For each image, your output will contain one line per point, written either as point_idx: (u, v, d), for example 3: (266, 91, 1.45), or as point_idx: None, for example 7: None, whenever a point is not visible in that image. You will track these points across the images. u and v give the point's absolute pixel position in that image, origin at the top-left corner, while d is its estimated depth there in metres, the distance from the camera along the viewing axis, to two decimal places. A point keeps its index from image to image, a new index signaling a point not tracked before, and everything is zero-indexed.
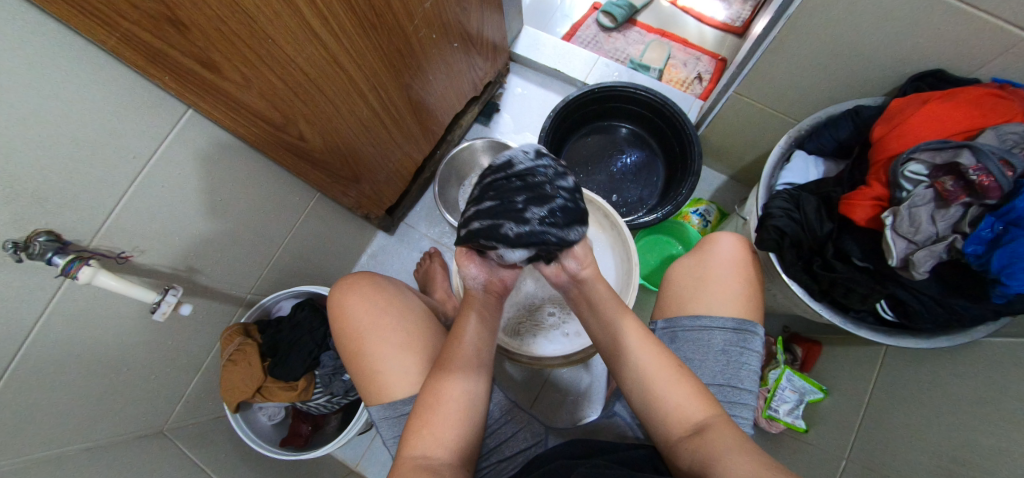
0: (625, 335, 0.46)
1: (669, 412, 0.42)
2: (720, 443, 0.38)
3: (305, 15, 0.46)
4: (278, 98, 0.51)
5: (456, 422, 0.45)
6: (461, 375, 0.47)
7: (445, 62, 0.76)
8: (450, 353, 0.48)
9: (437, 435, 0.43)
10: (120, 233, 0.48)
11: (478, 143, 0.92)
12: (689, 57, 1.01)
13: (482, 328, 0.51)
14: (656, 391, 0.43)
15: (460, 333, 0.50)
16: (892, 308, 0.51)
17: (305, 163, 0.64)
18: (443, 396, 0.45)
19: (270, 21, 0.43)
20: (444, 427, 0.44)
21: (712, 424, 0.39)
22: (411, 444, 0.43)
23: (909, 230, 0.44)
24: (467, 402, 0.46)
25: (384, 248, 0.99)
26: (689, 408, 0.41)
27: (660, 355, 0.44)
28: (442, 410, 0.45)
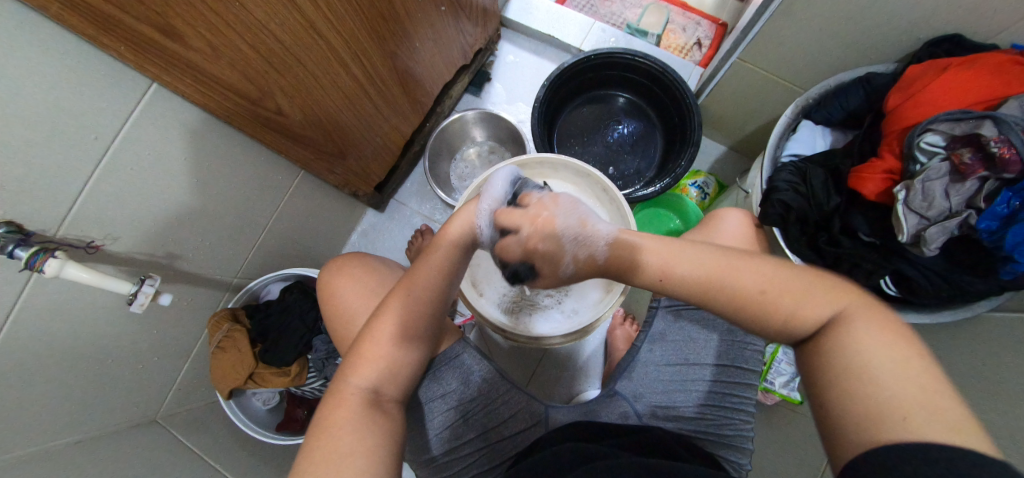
0: (685, 267, 0.35)
1: (778, 330, 0.32)
2: (866, 352, 0.28)
3: None
4: (251, 69, 0.47)
5: (398, 361, 0.43)
6: (414, 313, 0.44)
7: (431, 27, 0.70)
8: (408, 286, 0.44)
9: (378, 369, 0.42)
10: (90, 220, 0.45)
11: (470, 114, 0.86)
12: (688, 22, 0.96)
13: (454, 259, 0.45)
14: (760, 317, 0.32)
15: (427, 265, 0.45)
16: (896, 283, 0.51)
17: (284, 138, 0.59)
18: (390, 328, 0.43)
19: None
20: (384, 362, 0.43)
21: (842, 324, 0.30)
22: (352, 374, 0.41)
23: (921, 205, 0.43)
24: (409, 340, 0.44)
25: (374, 226, 0.96)
26: (811, 307, 0.31)
27: (753, 266, 0.33)
28: (382, 345, 0.43)
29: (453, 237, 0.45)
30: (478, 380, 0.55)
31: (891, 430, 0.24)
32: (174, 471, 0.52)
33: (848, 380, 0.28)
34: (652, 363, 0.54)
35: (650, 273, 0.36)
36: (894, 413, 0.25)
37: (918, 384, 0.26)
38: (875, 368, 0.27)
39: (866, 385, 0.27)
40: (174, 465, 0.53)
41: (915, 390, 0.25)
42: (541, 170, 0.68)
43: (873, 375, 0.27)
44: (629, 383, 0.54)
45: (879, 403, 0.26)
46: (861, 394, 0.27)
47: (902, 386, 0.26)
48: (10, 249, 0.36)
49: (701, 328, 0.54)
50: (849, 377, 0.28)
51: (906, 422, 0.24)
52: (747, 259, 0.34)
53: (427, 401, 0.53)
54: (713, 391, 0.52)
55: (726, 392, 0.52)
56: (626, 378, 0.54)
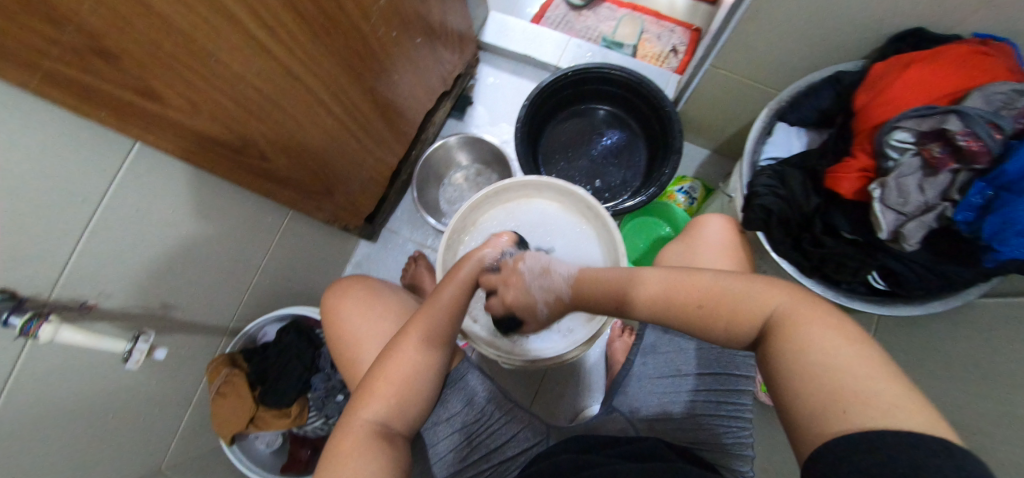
0: (651, 287, 0.39)
1: (730, 330, 0.34)
2: (808, 333, 0.30)
3: (249, 26, 0.43)
4: (232, 120, 0.49)
5: (407, 395, 0.44)
6: (425, 346, 0.45)
7: (409, 59, 0.72)
8: (412, 325, 0.46)
9: (387, 405, 0.42)
10: (82, 280, 0.46)
11: (452, 140, 0.86)
12: (663, 30, 0.97)
13: (460, 297, 0.48)
14: (704, 328, 0.36)
15: (432, 305, 0.47)
16: (884, 278, 0.51)
17: (270, 183, 0.60)
18: (400, 362, 0.44)
19: (210, 34, 0.40)
20: (394, 393, 0.43)
21: (782, 316, 0.32)
22: (362, 408, 0.42)
23: (897, 201, 0.44)
24: (417, 376, 0.44)
25: (368, 256, 0.96)
26: (745, 318, 0.34)
27: (693, 282, 0.37)
28: (392, 380, 0.43)
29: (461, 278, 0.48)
30: (481, 402, 0.56)
31: (831, 422, 0.26)
32: None
33: (789, 377, 0.30)
34: (644, 376, 0.55)
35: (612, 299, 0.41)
36: (830, 403, 0.26)
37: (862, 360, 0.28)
38: (804, 367, 0.29)
39: (802, 380, 0.29)
40: None
41: (846, 380, 0.27)
42: (526, 191, 0.69)
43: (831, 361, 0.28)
44: (625, 398, 0.54)
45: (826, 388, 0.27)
46: (798, 394, 0.28)
47: (826, 378, 0.28)
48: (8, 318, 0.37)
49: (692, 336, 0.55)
50: (785, 376, 0.30)
51: (838, 413, 0.26)
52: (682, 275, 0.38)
53: (432, 428, 0.54)
54: (712, 400, 0.51)
55: (724, 399, 0.51)
56: (621, 394, 0.55)
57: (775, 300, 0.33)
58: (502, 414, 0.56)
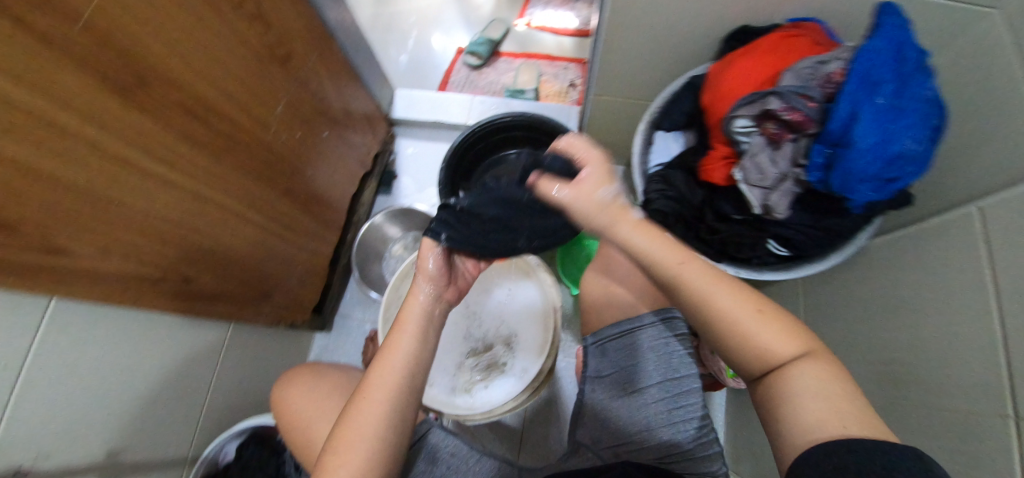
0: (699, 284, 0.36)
1: (758, 356, 0.34)
2: (817, 377, 0.32)
3: (145, 165, 0.47)
4: (147, 252, 0.50)
5: (376, 461, 0.37)
6: (385, 401, 0.39)
7: (321, 152, 0.77)
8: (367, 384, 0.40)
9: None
10: (16, 448, 0.44)
11: (378, 219, 0.88)
12: (558, 69, 1.06)
13: (418, 345, 0.43)
14: (742, 340, 0.34)
15: (385, 361, 0.41)
16: (783, 244, 0.54)
17: (199, 302, 0.61)
18: (363, 424, 0.38)
19: (108, 181, 0.43)
20: (360, 464, 0.37)
21: (807, 357, 0.33)
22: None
23: (757, 177, 0.48)
24: (381, 438, 0.38)
25: (325, 347, 0.96)
26: (775, 348, 0.34)
27: (743, 296, 0.35)
28: (359, 446, 0.37)
29: (407, 322, 0.43)
30: (446, 459, 0.54)
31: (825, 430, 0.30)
32: None
33: (792, 397, 0.32)
34: (598, 403, 0.56)
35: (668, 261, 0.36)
36: (835, 422, 0.30)
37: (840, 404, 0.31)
38: (811, 393, 0.32)
39: (807, 400, 0.32)
40: None
41: (851, 410, 0.30)
42: None
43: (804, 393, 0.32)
44: (586, 429, 0.56)
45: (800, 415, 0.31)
46: (801, 413, 0.31)
47: (832, 408, 0.31)
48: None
49: (627, 351, 0.56)
50: (786, 393, 0.33)
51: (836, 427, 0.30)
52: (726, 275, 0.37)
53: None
54: (662, 407, 0.53)
55: (673, 404, 0.53)
56: (582, 426, 0.56)
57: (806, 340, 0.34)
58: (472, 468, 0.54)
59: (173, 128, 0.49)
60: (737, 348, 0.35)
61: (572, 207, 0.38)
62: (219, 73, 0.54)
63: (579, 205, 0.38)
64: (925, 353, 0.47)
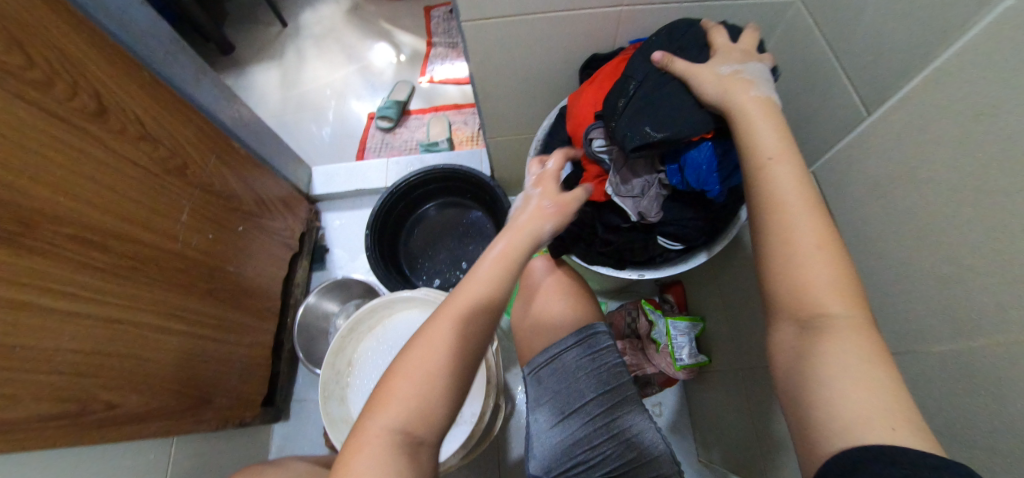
0: (789, 198, 0.38)
1: (796, 295, 0.36)
2: (867, 344, 0.33)
3: (49, 305, 0.47)
4: (70, 387, 0.49)
5: (437, 396, 0.39)
6: (459, 327, 0.40)
7: (239, 246, 0.78)
8: (453, 299, 0.42)
9: (405, 410, 0.37)
10: None
11: (312, 299, 0.87)
12: (466, 116, 1.14)
13: (495, 272, 0.44)
14: (785, 258, 0.37)
15: (469, 282, 0.43)
16: (673, 240, 0.59)
17: (138, 423, 0.59)
18: (427, 352, 0.39)
19: (11, 329, 0.43)
20: (415, 398, 0.38)
21: (862, 323, 0.34)
22: (379, 412, 0.37)
23: (626, 190, 0.55)
24: (446, 372, 0.39)
25: (286, 436, 0.93)
26: (818, 289, 0.35)
27: (815, 225, 0.36)
28: (410, 380, 0.38)
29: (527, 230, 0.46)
30: None
31: (864, 437, 0.29)
32: None
33: (827, 384, 0.33)
34: (541, 431, 0.58)
35: (759, 156, 0.40)
36: (879, 426, 0.30)
37: (888, 394, 0.31)
38: (851, 379, 0.32)
39: (842, 383, 0.32)
40: None
41: (893, 409, 0.30)
42: (378, 312, 0.71)
43: (838, 369, 0.33)
44: (536, 460, 0.57)
45: (830, 398, 0.32)
46: (837, 407, 0.32)
47: (870, 393, 0.31)
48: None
49: (558, 376, 0.58)
50: (818, 383, 0.33)
51: (882, 434, 0.29)
52: (807, 187, 0.38)
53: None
54: (598, 423, 0.55)
55: (608, 419, 0.55)
56: (532, 457, 0.57)
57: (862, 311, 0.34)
58: None
59: (73, 261, 0.50)
60: (785, 275, 0.37)
61: (713, 97, 0.44)
62: (117, 201, 0.56)
63: (716, 92, 0.44)
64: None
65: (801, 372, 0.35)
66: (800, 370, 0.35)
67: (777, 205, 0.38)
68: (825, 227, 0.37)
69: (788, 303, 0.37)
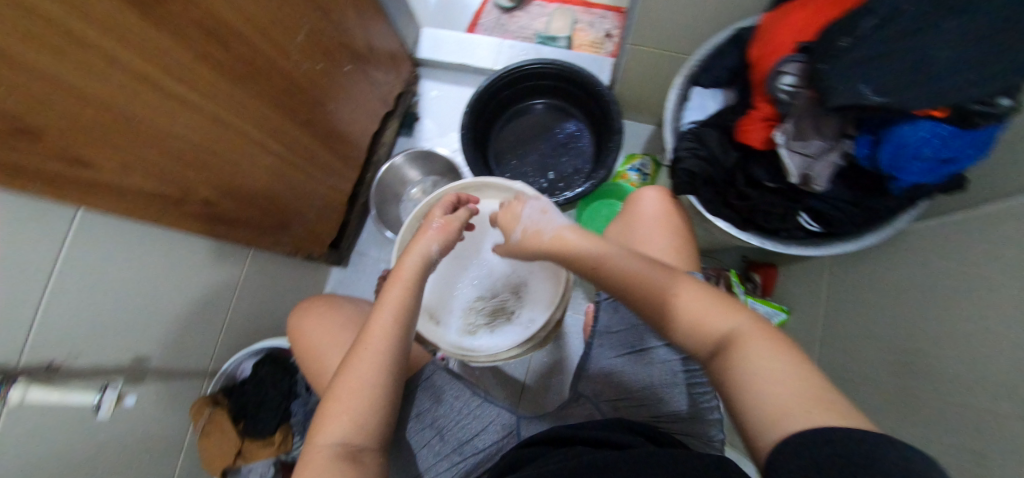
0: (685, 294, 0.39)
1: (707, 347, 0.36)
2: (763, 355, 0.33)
3: (167, 86, 0.46)
4: (169, 171, 0.51)
5: (370, 410, 0.44)
6: (377, 347, 0.46)
7: (342, 87, 0.75)
8: (369, 329, 0.48)
9: (345, 421, 0.43)
10: (49, 344, 0.49)
11: (399, 160, 0.88)
12: (594, 17, 1.00)
13: (404, 296, 0.50)
14: (672, 309, 0.39)
15: (383, 308, 0.49)
16: (816, 220, 0.51)
17: (221, 224, 0.62)
18: (354, 378, 0.44)
19: (129, 98, 0.43)
20: (354, 408, 0.43)
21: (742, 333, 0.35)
22: (320, 433, 0.42)
23: (800, 145, 0.45)
24: (372, 386, 0.45)
25: (342, 281, 0.98)
26: (707, 322, 0.37)
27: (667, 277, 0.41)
28: (347, 397, 0.44)
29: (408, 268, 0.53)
30: (451, 400, 0.59)
31: (791, 421, 0.28)
32: None
33: (753, 389, 0.31)
34: (603, 357, 0.59)
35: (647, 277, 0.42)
36: (799, 408, 0.28)
37: (800, 388, 0.29)
38: (770, 374, 0.31)
39: (767, 387, 0.30)
40: None
41: (813, 395, 0.29)
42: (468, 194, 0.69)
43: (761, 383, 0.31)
44: (588, 382, 0.58)
45: (761, 412, 0.30)
46: (762, 401, 0.30)
47: (792, 387, 0.30)
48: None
49: None
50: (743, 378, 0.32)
51: (816, 416, 0.27)
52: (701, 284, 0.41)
53: (415, 447, 0.57)
54: (665, 367, 0.55)
55: (676, 367, 0.55)
56: (585, 379, 0.59)
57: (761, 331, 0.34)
58: (476, 411, 0.58)
59: (194, 48, 0.47)
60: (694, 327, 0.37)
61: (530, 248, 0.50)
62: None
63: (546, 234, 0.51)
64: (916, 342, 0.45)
65: (721, 382, 0.34)
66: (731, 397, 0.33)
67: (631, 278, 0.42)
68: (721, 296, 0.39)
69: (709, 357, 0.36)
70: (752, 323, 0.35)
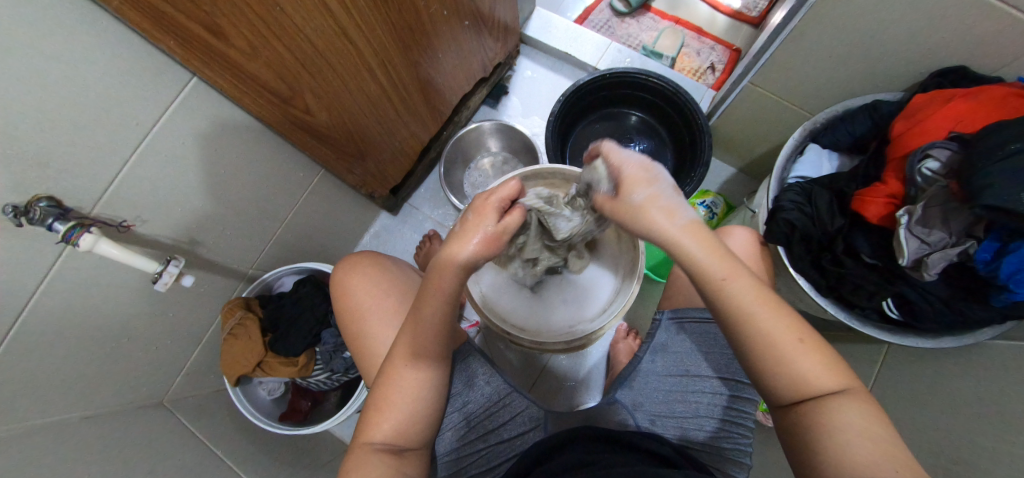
0: (793, 359, 0.35)
1: (793, 387, 0.35)
2: (844, 415, 0.33)
3: None
4: (285, 69, 0.49)
5: (413, 416, 0.45)
6: (419, 361, 0.45)
7: (455, 40, 0.74)
8: (411, 342, 0.45)
9: (391, 425, 0.44)
10: (127, 204, 0.49)
11: (487, 125, 0.93)
12: (703, 46, 0.99)
13: (447, 313, 0.44)
14: (785, 364, 0.35)
15: (422, 329, 0.45)
16: (898, 306, 0.50)
17: (309, 136, 0.62)
18: (398, 390, 0.45)
19: None
20: (403, 415, 0.44)
21: (840, 398, 0.34)
22: (370, 430, 0.44)
23: (922, 230, 0.44)
24: (418, 397, 0.45)
25: (386, 227, 0.99)
26: (819, 380, 0.34)
27: (786, 320, 0.35)
28: (395, 405, 0.44)
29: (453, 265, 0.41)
30: (480, 383, 0.56)
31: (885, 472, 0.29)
32: (167, 459, 0.55)
33: (837, 436, 0.33)
34: (651, 373, 0.57)
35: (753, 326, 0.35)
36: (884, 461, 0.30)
37: (884, 442, 0.32)
38: (872, 440, 0.32)
39: (854, 439, 0.32)
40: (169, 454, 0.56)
41: (887, 446, 0.31)
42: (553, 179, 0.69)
43: (854, 439, 0.32)
44: (629, 392, 0.57)
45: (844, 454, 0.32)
46: (849, 450, 0.32)
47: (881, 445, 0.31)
48: (13, 216, 0.38)
49: (705, 338, 0.56)
50: (830, 432, 0.33)
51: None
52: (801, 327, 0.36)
53: (440, 429, 0.54)
54: (713, 404, 0.54)
55: (719, 401, 0.54)
56: (626, 388, 0.57)
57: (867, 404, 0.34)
58: (503, 399, 0.56)
59: None
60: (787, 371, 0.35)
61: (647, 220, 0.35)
62: None
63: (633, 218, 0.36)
64: (943, 445, 0.45)
65: (805, 424, 0.35)
66: (804, 436, 0.34)
67: (747, 320, 0.35)
68: (816, 348, 0.35)
69: (785, 395, 0.36)
70: (853, 395, 0.34)
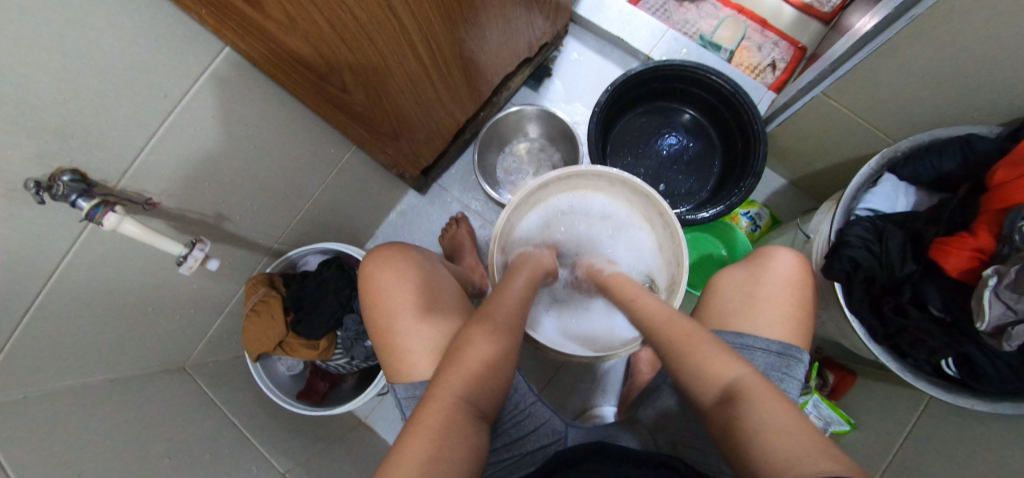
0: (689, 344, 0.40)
1: (700, 379, 0.37)
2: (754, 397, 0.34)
3: None
4: (323, 44, 0.44)
5: (484, 382, 0.39)
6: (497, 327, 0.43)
7: (504, 16, 0.67)
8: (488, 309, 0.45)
9: (467, 388, 0.38)
10: (152, 177, 0.46)
11: (529, 110, 0.88)
12: (765, 40, 0.90)
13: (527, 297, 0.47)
14: (686, 354, 0.39)
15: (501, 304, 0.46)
16: (958, 365, 0.48)
17: (342, 113, 0.58)
18: (480, 348, 0.40)
19: None
20: (478, 378, 0.39)
21: (742, 382, 0.35)
22: (444, 387, 0.37)
23: (1012, 297, 0.39)
24: (497, 364, 0.40)
25: (413, 206, 0.96)
26: (716, 367, 0.37)
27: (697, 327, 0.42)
28: (471, 367, 0.39)
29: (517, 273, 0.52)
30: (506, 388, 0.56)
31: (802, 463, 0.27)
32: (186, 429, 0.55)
33: (757, 425, 0.31)
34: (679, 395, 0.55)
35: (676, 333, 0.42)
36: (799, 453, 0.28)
37: (799, 431, 0.30)
38: (779, 433, 0.30)
39: (769, 430, 0.31)
40: (189, 424, 0.56)
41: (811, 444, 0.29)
42: (598, 180, 0.66)
43: (763, 427, 0.31)
44: (653, 410, 0.56)
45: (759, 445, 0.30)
46: (760, 435, 0.31)
47: (784, 433, 0.30)
48: (36, 192, 0.36)
49: None
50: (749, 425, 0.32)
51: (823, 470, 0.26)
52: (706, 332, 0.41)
53: None
54: None
55: None
56: (650, 406, 0.57)
57: (768, 385, 0.34)
58: (528, 408, 0.55)
59: None
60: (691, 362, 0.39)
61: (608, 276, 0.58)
62: None
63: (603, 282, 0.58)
64: None
65: (718, 419, 0.34)
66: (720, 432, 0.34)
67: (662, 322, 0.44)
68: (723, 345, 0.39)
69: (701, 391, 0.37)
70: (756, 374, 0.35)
